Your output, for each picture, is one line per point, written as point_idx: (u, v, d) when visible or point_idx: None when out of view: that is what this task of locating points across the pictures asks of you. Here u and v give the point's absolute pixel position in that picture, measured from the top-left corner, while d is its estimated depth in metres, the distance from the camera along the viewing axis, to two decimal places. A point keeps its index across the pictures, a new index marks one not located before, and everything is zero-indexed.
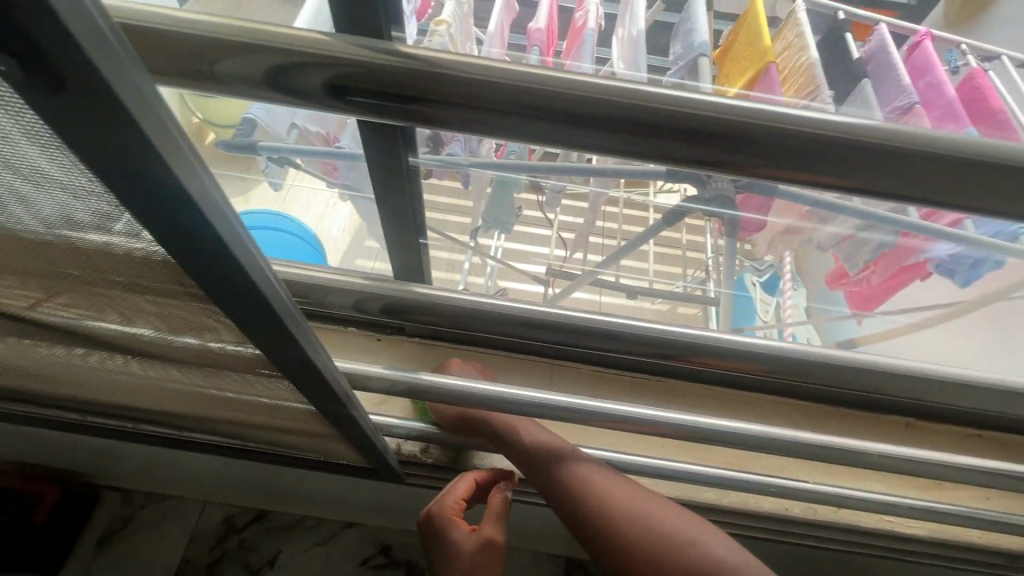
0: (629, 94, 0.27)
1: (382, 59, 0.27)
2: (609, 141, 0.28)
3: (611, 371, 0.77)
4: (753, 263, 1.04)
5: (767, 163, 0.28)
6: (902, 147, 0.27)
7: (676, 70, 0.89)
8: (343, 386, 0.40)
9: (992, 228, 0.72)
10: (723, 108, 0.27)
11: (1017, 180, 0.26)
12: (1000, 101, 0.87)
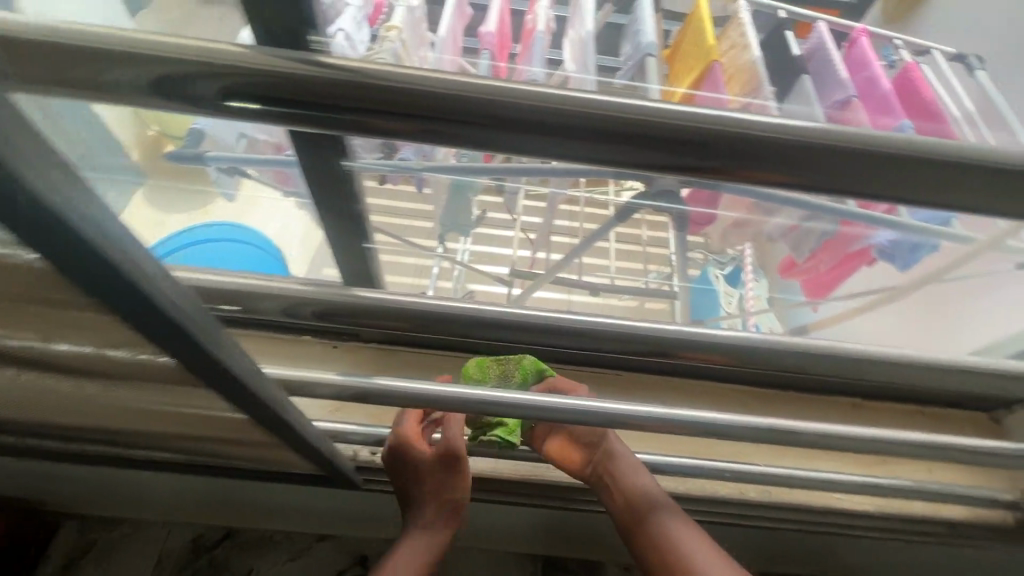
0: (545, 96, 0.29)
1: (306, 70, 0.28)
2: (519, 147, 0.30)
3: (572, 366, 0.79)
4: (717, 257, 1.07)
5: (672, 161, 0.29)
6: (802, 141, 0.28)
7: (626, 70, 0.91)
8: (271, 388, 0.41)
9: (926, 214, 0.75)
10: (632, 107, 0.28)
11: (893, 171, 0.29)
12: (931, 94, 0.91)
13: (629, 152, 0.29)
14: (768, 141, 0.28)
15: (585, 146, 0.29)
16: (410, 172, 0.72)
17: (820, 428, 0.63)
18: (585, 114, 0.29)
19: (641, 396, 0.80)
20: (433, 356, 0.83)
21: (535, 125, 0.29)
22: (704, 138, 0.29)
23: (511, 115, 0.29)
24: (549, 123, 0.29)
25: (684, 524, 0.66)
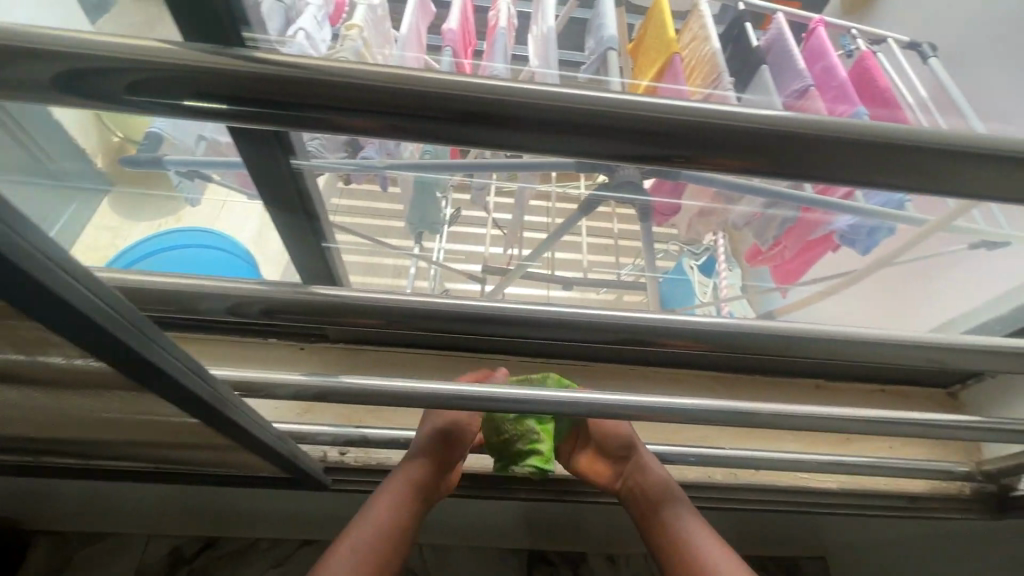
0: (474, 85, 0.30)
1: (246, 67, 0.29)
2: (456, 134, 0.31)
3: (543, 359, 0.80)
4: (691, 247, 1.09)
5: (607, 146, 0.31)
6: (725, 122, 0.31)
7: (590, 64, 0.92)
8: (214, 388, 0.40)
9: (881, 198, 0.77)
10: (558, 94, 0.30)
11: (807, 149, 0.31)
12: (886, 82, 0.94)
13: (566, 138, 0.31)
14: (685, 124, 0.31)
15: (527, 129, 0.31)
16: (374, 170, 0.72)
17: (784, 409, 0.64)
18: (518, 101, 0.30)
19: (613, 386, 0.81)
20: (406, 357, 0.84)
21: (474, 114, 0.30)
22: (629, 126, 0.31)
23: (447, 106, 0.30)
24: (485, 112, 0.30)
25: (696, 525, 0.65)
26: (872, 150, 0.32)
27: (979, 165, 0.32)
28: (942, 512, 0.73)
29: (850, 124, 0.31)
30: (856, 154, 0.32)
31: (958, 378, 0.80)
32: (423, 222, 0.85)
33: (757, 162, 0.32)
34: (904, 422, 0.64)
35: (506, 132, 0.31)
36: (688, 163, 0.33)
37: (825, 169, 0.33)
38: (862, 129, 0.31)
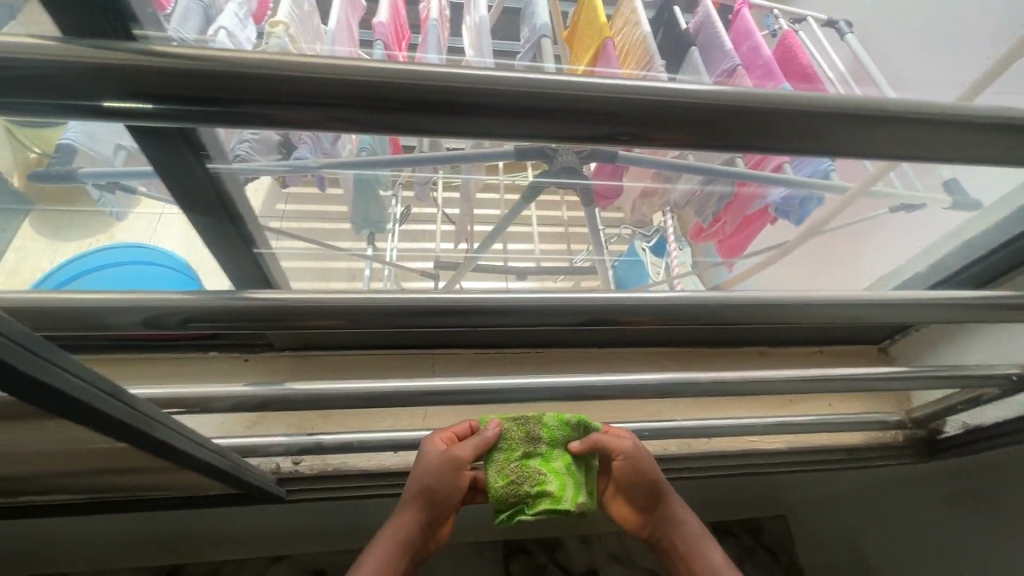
0: (390, 73, 0.30)
1: (144, 61, 0.28)
2: (370, 120, 0.31)
3: (498, 349, 0.80)
4: (641, 230, 1.11)
5: (519, 125, 0.32)
6: (633, 97, 0.32)
7: (525, 52, 0.92)
8: (135, 409, 0.38)
9: (809, 168, 0.81)
10: (472, 81, 0.30)
11: (709, 123, 0.33)
12: (808, 58, 0.98)
13: (476, 119, 0.31)
14: (595, 101, 0.32)
15: (444, 114, 0.31)
16: (310, 171, 0.70)
17: (731, 375, 0.67)
18: (434, 87, 0.30)
19: (570, 369, 0.82)
20: (356, 358, 0.80)
21: (392, 104, 0.30)
22: (541, 107, 0.31)
23: (364, 96, 0.30)
24: (401, 100, 0.30)
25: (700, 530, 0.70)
26: (768, 119, 0.33)
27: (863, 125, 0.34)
28: (879, 460, 0.78)
29: (747, 96, 0.33)
30: (753, 125, 0.34)
31: (886, 334, 0.85)
32: (367, 221, 0.83)
33: (667, 133, 0.33)
34: (867, 375, 0.66)
35: (425, 116, 0.31)
36: (603, 139, 0.34)
37: (731, 137, 0.34)
38: (759, 99, 0.33)
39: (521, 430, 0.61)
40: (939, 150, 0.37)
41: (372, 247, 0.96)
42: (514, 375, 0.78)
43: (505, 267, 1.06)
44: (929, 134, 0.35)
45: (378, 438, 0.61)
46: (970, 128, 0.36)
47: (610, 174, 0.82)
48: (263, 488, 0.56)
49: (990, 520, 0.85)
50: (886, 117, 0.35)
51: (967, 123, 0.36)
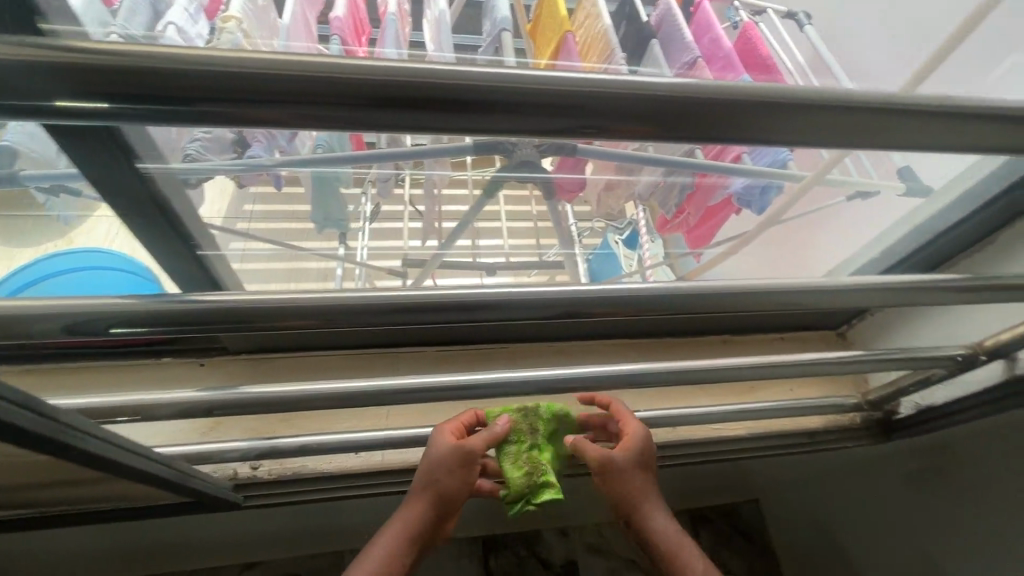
0: (306, 65, 0.28)
1: (38, 54, 0.26)
2: (292, 115, 0.30)
3: (465, 346, 0.80)
4: (614, 223, 1.11)
5: (446, 118, 0.31)
6: (561, 89, 0.31)
7: (487, 46, 0.91)
8: (50, 423, 0.36)
9: (767, 158, 0.82)
10: (395, 71, 0.29)
11: (642, 114, 0.33)
12: (767, 49, 0.99)
13: (403, 113, 0.30)
14: (523, 92, 0.31)
15: (366, 107, 0.30)
16: (265, 170, 0.69)
17: (691, 363, 0.68)
18: (354, 78, 0.29)
19: (537, 364, 0.82)
20: (319, 360, 0.79)
21: (309, 97, 0.29)
22: (468, 98, 0.30)
23: (278, 89, 0.28)
24: (321, 93, 0.29)
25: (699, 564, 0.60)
26: (702, 110, 0.33)
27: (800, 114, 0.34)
28: (839, 443, 0.80)
29: (682, 85, 0.33)
30: (686, 116, 0.33)
31: (844, 320, 0.87)
32: (329, 219, 0.82)
33: (600, 124, 0.33)
34: (830, 360, 0.65)
35: (348, 110, 0.30)
36: (536, 131, 0.33)
37: (667, 128, 0.34)
38: (691, 88, 0.33)
39: (527, 423, 0.63)
40: (874, 138, 0.37)
41: (345, 246, 0.95)
42: (479, 372, 0.78)
43: (474, 263, 1.05)
44: (862, 122, 0.36)
45: (334, 441, 0.60)
46: (903, 116, 0.37)
47: (572, 167, 0.82)
48: (214, 497, 0.54)
49: (947, 496, 0.87)
50: (819, 106, 0.35)
51: (899, 111, 0.36)
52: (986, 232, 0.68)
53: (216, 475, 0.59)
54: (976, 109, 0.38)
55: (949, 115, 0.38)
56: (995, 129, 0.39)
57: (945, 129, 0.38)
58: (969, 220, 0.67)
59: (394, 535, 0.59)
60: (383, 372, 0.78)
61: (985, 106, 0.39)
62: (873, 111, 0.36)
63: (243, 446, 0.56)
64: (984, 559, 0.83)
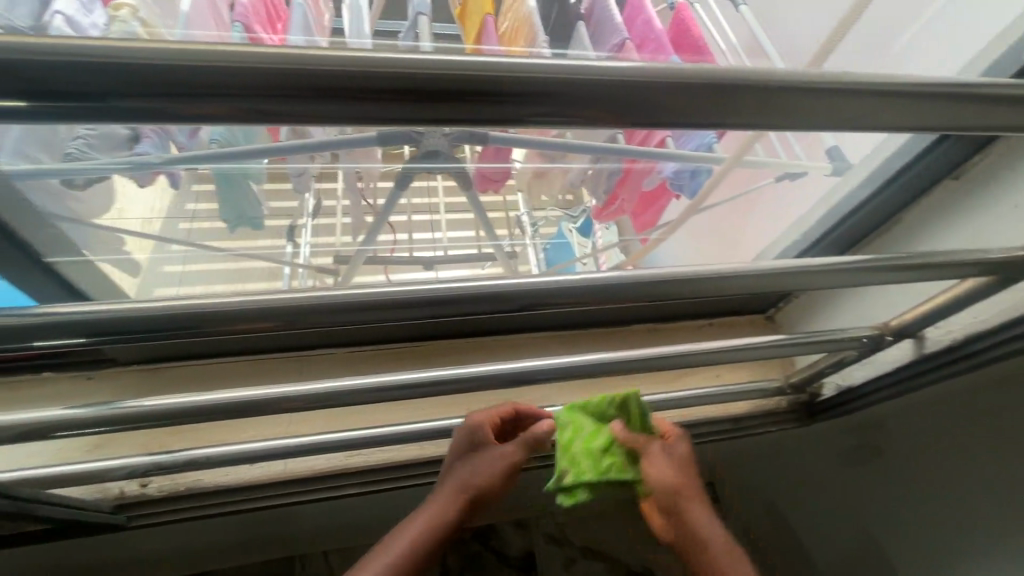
0: (145, 52, 0.22)
1: None
2: (213, 105, 0.24)
3: (385, 346, 0.77)
4: (568, 212, 1.10)
5: (341, 110, 0.25)
6: (406, 66, 0.25)
7: (407, 32, 0.87)
8: None
9: (694, 141, 0.80)
10: (268, 61, 0.23)
11: (473, 93, 0.26)
12: (699, 30, 0.96)
13: (288, 105, 0.24)
14: (415, 78, 0.25)
15: (250, 102, 0.24)
16: (153, 168, 0.65)
17: (610, 357, 0.63)
18: (211, 69, 0.23)
19: (461, 361, 0.79)
20: (228, 366, 0.75)
21: (152, 92, 0.23)
22: (350, 86, 0.25)
23: (106, 83, 0.22)
24: (160, 85, 0.23)
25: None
26: (537, 86, 0.27)
27: (663, 98, 0.28)
28: (765, 428, 0.79)
29: (547, 66, 0.27)
30: (524, 91, 0.26)
31: (772, 302, 0.86)
32: (241, 217, 0.79)
33: (438, 117, 0.27)
34: (762, 346, 0.60)
35: (277, 103, 0.24)
36: (396, 120, 0.26)
37: (507, 114, 0.27)
38: (527, 64, 0.26)
39: (601, 409, 0.59)
40: (768, 120, 0.31)
41: (293, 243, 0.96)
42: (398, 372, 0.75)
43: (409, 258, 1.03)
44: (746, 101, 0.29)
45: (220, 455, 0.56)
46: (808, 96, 0.30)
47: (494, 156, 0.80)
48: (77, 521, 0.49)
49: (877, 475, 0.87)
50: (699, 86, 0.28)
51: (806, 92, 0.30)
52: (897, 207, 0.61)
53: (91, 496, 0.55)
54: (907, 87, 0.32)
55: (870, 94, 0.31)
56: (934, 107, 0.33)
57: (854, 107, 0.31)
58: (872, 202, 0.61)
59: (421, 528, 0.55)
60: (295, 377, 0.74)
61: (915, 87, 0.32)
62: (766, 93, 0.29)
63: (112, 467, 0.52)
64: (913, 536, 0.82)
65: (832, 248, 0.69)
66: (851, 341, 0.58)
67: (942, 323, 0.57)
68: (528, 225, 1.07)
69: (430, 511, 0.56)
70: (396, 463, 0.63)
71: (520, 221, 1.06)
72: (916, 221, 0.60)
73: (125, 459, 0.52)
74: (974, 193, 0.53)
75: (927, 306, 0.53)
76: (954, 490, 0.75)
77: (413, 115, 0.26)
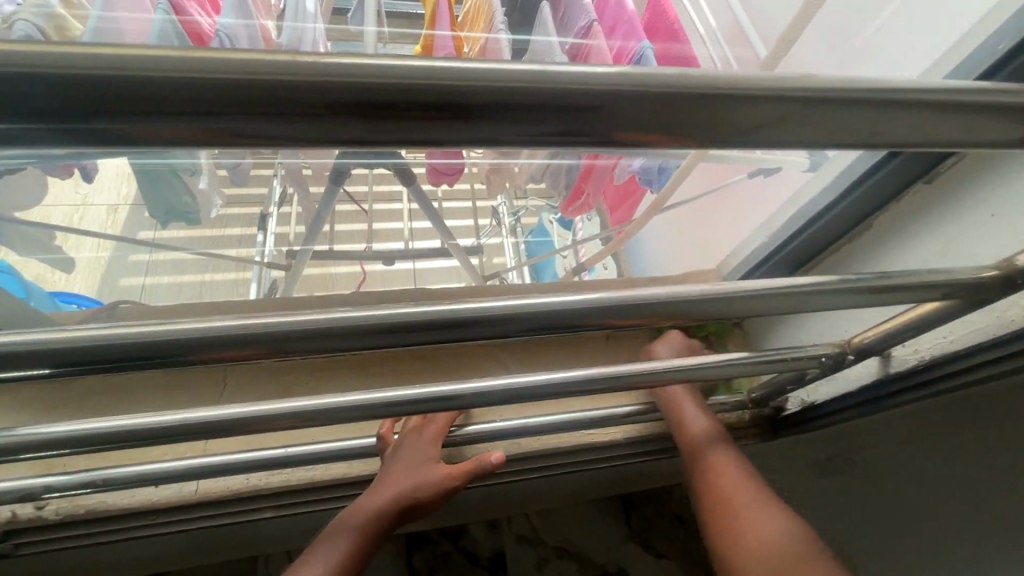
0: (20, 56, 0.14)
1: None
2: (110, 136, 0.16)
3: (326, 354, 0.73)
4: (549, 204, 1.15)
5: (270, 131, 0.16)
6: (314, 77, 0.16)
7: (358, 12, 0.81)
8: None
9: None
10: (193, 71, 0.15)
11: (356, 122, 0.16)
12: (675, 13, 0.87)
13: (179, 145, 0.16)
14: (345, 91, 0.16)
15: (201, 121, 0.16)
16: (56, 160, 0.60)
17: (583, 375, 0.47)
18: (136, 79, 0.15)
19: (409, 369, 0.75)
20: (148, 374, 0.70)
21: (45, 111, 0.15)
22: (307, 98, 0.16)
23: (28, 107, 0.14)
24: (56, 104, 0.14)
25: (758, 502, 0.54)
26: (441, 104, 0.17)
27: (587, 117, 0.18)
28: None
29: (488, 71, 0.17)
30: (395, 110, 0.17)
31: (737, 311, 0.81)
32: (169, 211, 0.75)
33: (343, 138, 0.17)
34: (738, 364, 0.52)
35: (236, 125, 0.16)
36: (323, 145, 0.17)
37: (396, 134, 0.17)
38: (402, 72, 0.16)
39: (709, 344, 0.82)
40: (740, 135, 0.20)
41: (261, 237, 1.05)
42: (344, 386, 0.71)
43: (373, 252, 1.04)
44: (705, 115, 0.19)
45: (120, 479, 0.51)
46: (806, 108, 0.20)
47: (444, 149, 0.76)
48: None
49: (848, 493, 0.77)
50: (663, 97, 0.18)
51: (782, 102, 0.19)
52: (865, 214, 0.56)
53: None
54: (943, 96, 0.21)
55: (867, 104, 0.20)
56: (978, 123, 0.23)
57: (864, 121, 0.20)
58: (842, 209, 0.56)
59: (352, 544, 0.53)
60: (220, 385, 0.70)
61: (950, 98, 0.22)
62: (750, 104, 0.19)
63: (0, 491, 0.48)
64: (888, 559, 0.68)
65: (800, 254, 0.64)
66: (812, 359, 0.53)
67: (909, 341, 0.52)
68: (506, 217, 1.15)
69: (364, 523, 0.55)
70: (320, 482, 0.60)
71: (499, 212, 1.16)
72: (886, 231, 0.55)
73: (11, 481, 0.48)
74: (944, 201, 0.48)
75: (892, 323, 0.49)
76: (941, 511, 0.60)
77: (311, 137, 0.17)
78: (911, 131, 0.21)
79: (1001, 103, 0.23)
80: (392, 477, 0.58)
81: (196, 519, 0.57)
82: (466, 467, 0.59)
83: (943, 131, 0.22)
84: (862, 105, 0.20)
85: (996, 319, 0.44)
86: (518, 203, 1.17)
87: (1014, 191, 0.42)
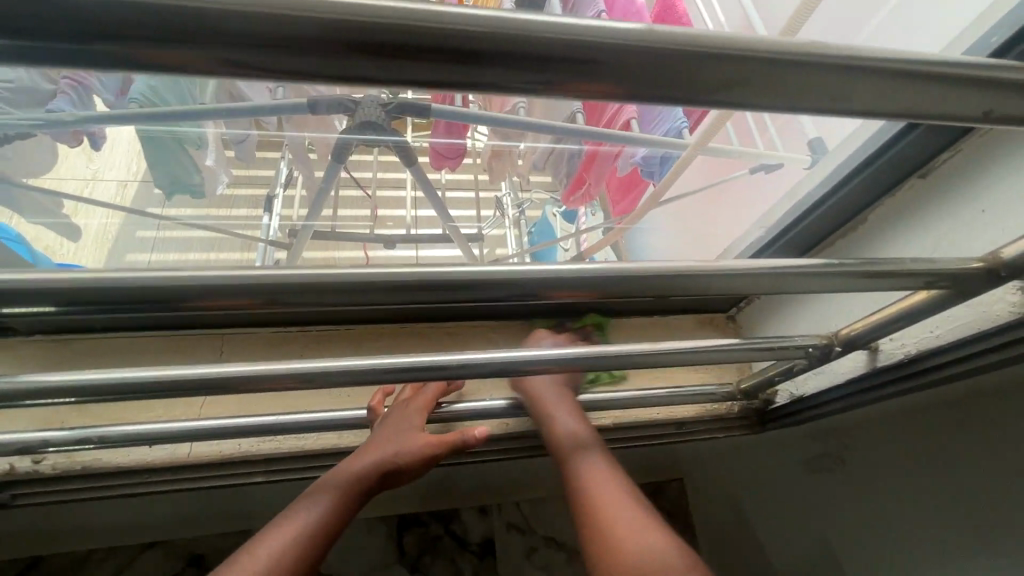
0: None
1: None
2: (110, 59, 0.16)
3: (323, 327, 0.74)
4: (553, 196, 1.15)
5: (264, 63, 0.17)
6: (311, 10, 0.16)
7: None
8: None
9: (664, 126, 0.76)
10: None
11: (345, 58, 0.17)
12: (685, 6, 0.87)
13: (176, 73, 0.17)
14: (350, 28, 0.17)
15: (201, 49, 0.16)
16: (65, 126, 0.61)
17: (571, 354, 0.48)
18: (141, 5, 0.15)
19: (404, 346, 0.76)
20: (148, 341, 0.71)
21: (54, 31, 0.15)
22: (301, 31, 0.16)
23: (39, 26, 0.15)
24: (64, 25, 0.15)
25: (626, 512, 0.54)
26: (431, 44, 0.17)
27: (558, 69, 0.18)
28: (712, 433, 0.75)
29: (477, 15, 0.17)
30: (386, 49, 0.17)
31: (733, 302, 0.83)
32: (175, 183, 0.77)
33: (333, 75, 0.18)
34: (728, 350, 0.52)
35: (235, 54, 0.16)
36: (315, 82, 0.18)
37: (398, 74, 0.18)
38: (403, 14, 0.17)
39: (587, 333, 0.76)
40: (709, 92, 0.20)
41: (266, 216, 1.06)
42: (340, 357, 0.72)
43: (376, 235, 1.04)
44: (681, 71, 0.19)
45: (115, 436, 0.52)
46: (786, 70, 0.20)
47: (446, 131, 0.77)
48: None
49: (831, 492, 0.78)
50: (644, 50, 0.19)
51: (748, 61, 0.19)
52: (858, 206, 0.56)
53: None
54: (926, 66, 0.21)
55: (849, 70, 0.20)
56: (966, 97, 0.23)
57: (840, 85, 0.21)
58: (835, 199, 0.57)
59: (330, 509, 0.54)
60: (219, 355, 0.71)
61: (929, 69, 0.21)
62: (728, 62, 0.19)
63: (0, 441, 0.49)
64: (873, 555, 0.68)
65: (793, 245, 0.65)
66: (800, 349, 0.53)
67: (897, 335, 0.53)
68: (509, 207, 1.15)
69: (348, 487, 0.56)
70: (311, 451, 0.61)
71: (502, 202, 1.16)
72: (878, 224, 0.55)
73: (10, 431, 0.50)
74: (939, 194, 0.48)
75: (880, 315, 0.49)
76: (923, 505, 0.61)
77: (304, 72, 0.17)
78: (888, 100, 0.22)
79: (991, 78, 0.23)
80: (379, 444, 0.59)
81: (189, 480, 0.58)
82: (449, 438, 0.60)
83: (930, 102, 0.22)
84: (844, 71, 0.20)
85: (982, 312, 0.44)
86: (522, 194, 1.17)
87: (1009, 185, 0.42)
